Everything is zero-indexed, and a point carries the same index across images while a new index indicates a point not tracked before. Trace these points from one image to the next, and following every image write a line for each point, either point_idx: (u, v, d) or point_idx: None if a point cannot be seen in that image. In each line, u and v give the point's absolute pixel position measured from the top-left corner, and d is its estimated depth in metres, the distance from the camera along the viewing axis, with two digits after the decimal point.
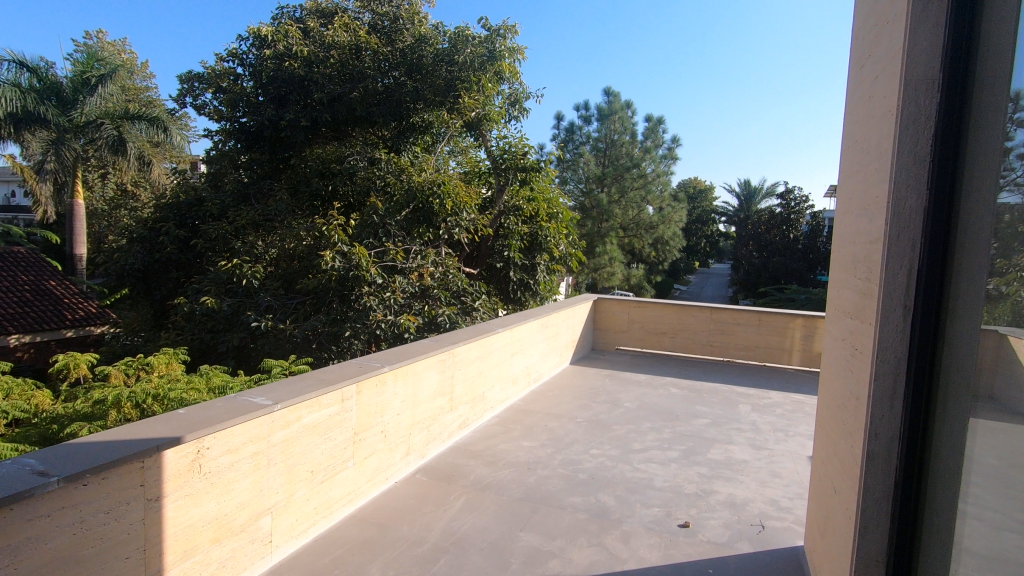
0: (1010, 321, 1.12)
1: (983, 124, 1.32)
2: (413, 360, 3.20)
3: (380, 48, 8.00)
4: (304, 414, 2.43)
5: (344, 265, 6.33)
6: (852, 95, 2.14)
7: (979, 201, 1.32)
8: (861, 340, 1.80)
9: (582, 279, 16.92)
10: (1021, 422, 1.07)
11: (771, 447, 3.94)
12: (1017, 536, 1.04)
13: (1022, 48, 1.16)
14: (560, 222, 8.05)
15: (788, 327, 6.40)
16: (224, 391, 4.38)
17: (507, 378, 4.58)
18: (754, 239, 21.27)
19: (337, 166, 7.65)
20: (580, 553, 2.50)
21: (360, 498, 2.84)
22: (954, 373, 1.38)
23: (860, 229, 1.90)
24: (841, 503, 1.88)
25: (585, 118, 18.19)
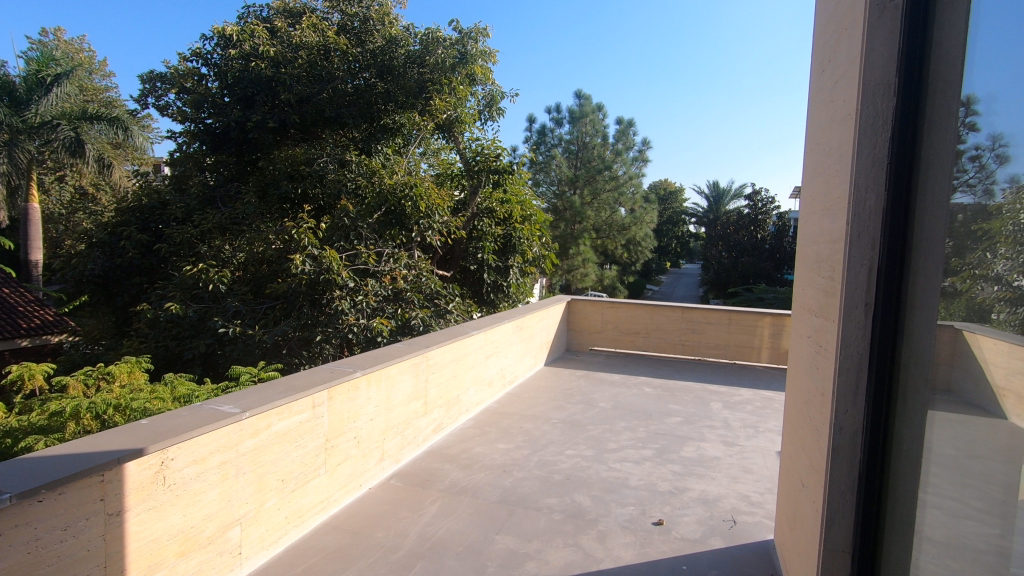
0: (965, 317, 1.17)
1: (937, 127, 1.38)
2: (386, 365, 3.16)
3: (349, 49, 7.92)
4: (274, 421, 2.38)
5: (315, 269, 6.23)
6: (815, 98, 2.20)
7: (935, 201, 1.37)
8: (825, 336, 1.85)
9: (556, 280, 17.01)
10: (979, 412, 1.12)
11: (742, 443, 4.02)
12: (975, 523, 1.08)
13: (973, 55, 1.21)
14: (534, 224, 8.05)
15: (757, 325, 6.54)
16: (190, 399, 4.28)
17: (482, 381, 4.57)
18: (723, 240, 21.71)
19: (306, 168, 7.55)
20: (556, 554, 2.51)
21: (332, 505, 2.79)
22: (914, 368, 1.43)
23: (823, 229, 1.96)
24: (809, 497, 1.92)
25: (556, 120, 18.34)
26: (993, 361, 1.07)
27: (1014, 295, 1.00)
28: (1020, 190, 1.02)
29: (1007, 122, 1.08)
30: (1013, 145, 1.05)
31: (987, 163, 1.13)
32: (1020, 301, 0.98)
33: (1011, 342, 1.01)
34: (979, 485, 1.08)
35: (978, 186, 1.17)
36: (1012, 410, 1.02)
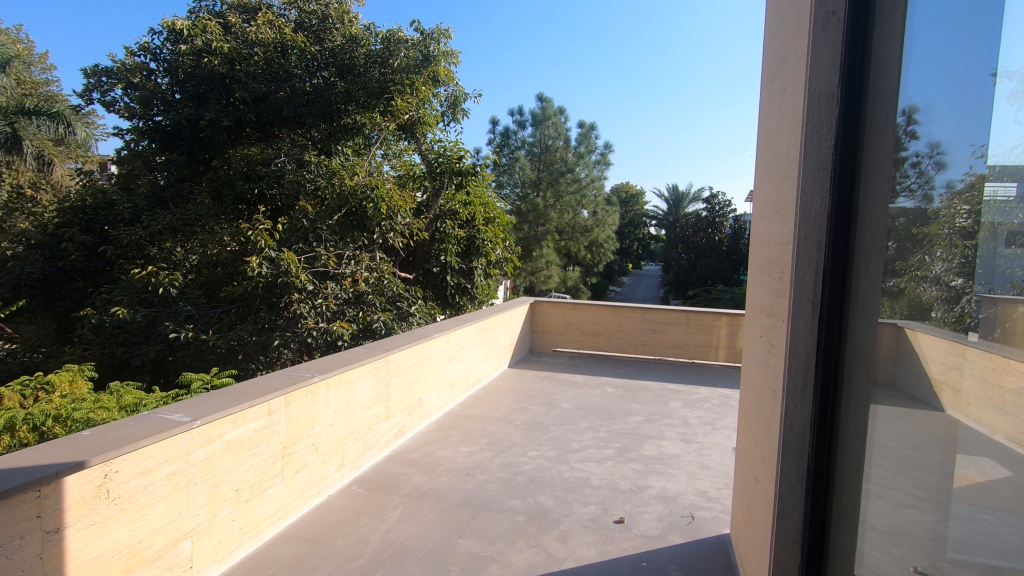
0: (906, 315, 1.23)
1: (878, 136, 1.45)
2: (346, 369, 3.11)
3: (307, 47, 7.72)
4: (227, 430, 2.30)
5: (271, 272, 6.04)
6: (765, 106, 2.28)
7: (876, 205, 1.44)
8: (776, 335, 1.91)
9: (519, 282, 17.08)
10: (920, 406, 1.18)
11: (700, 440, 4.12)
12: (914, 510, 1.14)
13: (912, 68, 1.28)
14: (497, 226, 8.06)
15: (714, 325, 6.72)
16: (137, 408, 4.10)
17: (445, 384, 4.54)
18: (682, 242, 22.24)
19: (263, 168, 7.34)
20: (519, 555, 2.51)
21: (290, 514, 2.72)
22: (858, 365, 1.49)
23: (774, 232, 2.02)
24: (762, 491, 1.98)
25: (519, 123, 18.40)
26: (931, 357, 1.13)
27: (951, 294, 1.06)
28: (956, 196, 1.08)
29: (944, 132, 1.14)
30: (949, 154, 1.12)
31: (926, 169, 1.19)
32: (955, 300, 1.05)
33: (946, 339, 1.08)
34: (921, 475, 1.13)
35: (918, 191, 1.23)
36: (950, 403, 1.07)
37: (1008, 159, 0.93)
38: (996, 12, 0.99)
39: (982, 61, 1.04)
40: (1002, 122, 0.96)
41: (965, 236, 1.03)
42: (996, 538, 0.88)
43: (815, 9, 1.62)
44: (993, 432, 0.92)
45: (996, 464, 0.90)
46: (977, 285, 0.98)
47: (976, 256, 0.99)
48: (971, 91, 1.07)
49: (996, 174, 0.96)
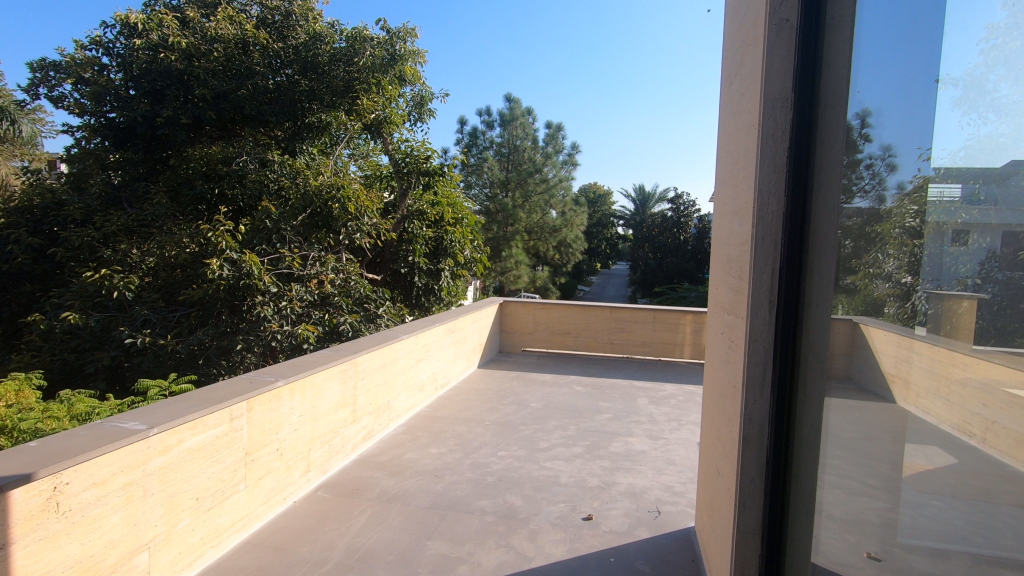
0: (861, 311, 1.28)
1: (831, 140, 1.50)
2: (311, 372, 3.05)
3: (270, 43, 7.56)
4: (186, 437, 2.23)
5: (233, 273, 5.89)
6: (724, 110, 2.34)
7: (830, 206, 1.49)
8: (736, 333, 1.96)
9: (489, 282, 17.06)
10: (874, 399, 1.23)
11: (666, 436, 4.20)
12: (869, 499, 1.18)
13: (864, 74, 1.33)
14: (465, 227, 8.04)
15: (679, 323, 6.85)
16: (90, 417, 3.94)
17: (413, 386, 4.51)
18: (649, 242, 22.60)
19: (223, 167, 7.14)
20: (488, 555, 2.51)
21: (254, 522, 2.66)
22: (814, 360, 1.54)
23: (733, 232, 2.08)
24: (725, 484, 2.03)
25: (487, 123, 18.38)
26: (884, 351, 1.18)
27: (902, 291, 1.11)
28: (906, 196, 1.13)
29: (894, 135, 1.19)
30: (900, 157, 1.17)
31: (879, 170, 1.24)
32: (906, 297, 1.10)
33: (898, 333, 1.12)
34: (875, 465, 1.18)
35: (872, 192, 1.27)
36: (901, 395, 1.12)
37: (952, 162, 0.98)
38: (941, 22, 1.04)
39: (928, 70, 1.09)
40: (946, 128, 1.02)
41: (914, 236, 1.08)
42: (944, 523, 0.92)
43: (769, 16, 1.66)
44: (941, 422, 0.97)
45: (945, 453, 0.95)
46: (924, 282, 1.03)
47: (924, 254, 1.04)
48: (918, 98, 1.12)
49: (940, 176, 1.01)
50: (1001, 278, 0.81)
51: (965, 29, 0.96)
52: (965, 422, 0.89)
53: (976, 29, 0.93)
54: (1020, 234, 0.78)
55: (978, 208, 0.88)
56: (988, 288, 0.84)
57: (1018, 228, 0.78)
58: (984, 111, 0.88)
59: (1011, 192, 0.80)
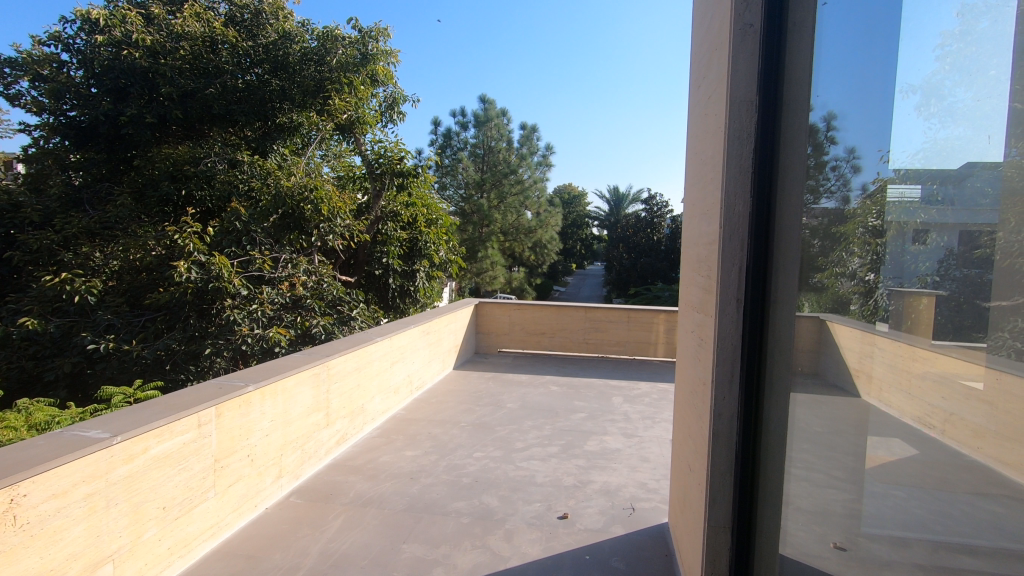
0: (829, 308, 1.31)
1: (794, 143, 1.54)
2: (282, 377, 3.00)
3: (238, 41, 7.40)
4: (152, 445, 2.17)
5: (202, 277, 5.74)
6: (693, 112, 2.38)
7: (795, 206, 1.52)
8: (706, 331, 1.99)
9: (465, 283, 17.00)
10: (840, 394, 1.26)
11: (640, 434, 4.25)
12: (836, 491, 1.22)
13: (829, 77, 1.37)
14: (440, 228, 8.00)
15: (653, 322, 6.93)
16: (50, 426, 3.82)
17: (388, 389, 4.47)
18: (623, 242, 22.83)
19: (191, 167, 6.96)
20: (464, 557, 2.51)
21: (224, 530, 2.60)
22: (781, 356, 1.58)
23: (702, 232, 2.12)
24: (696, 480, 2.06)
25: (461, 124, 18.35)
26: (848, 347, 1.22)
27: (865, 288, 1.15)
28: (870, 197, 1.17)
29: (858, 138, 1.23)
30: (863, 158, 1.20)
31: (844, 172, 1.28)
32: (869, 294, 1.13)
33: (862, 329, 1.16)
34: (841, 458, 1.22)
35: (837, 192, 1.31)
36: (865, 389, 1.16)
37: (912, 164, 1.01)
38: (900, 27, 1.08)
39: (889, 74, 1.12)
40: (904, 131, 1.05)
41: (876, 235, 1.12)
42: (905, 512, 0.95)
43: (734, 20, 1.69)
44: (903, 414, 1.00)
45: (906, 444, 0.98)
46: (886, 280, 1.06)
47: (886, 252, 1.07)
48: (879, 102, 1.16)
49: (900, 177, 1.05)
50: (958, 276, 0.82)
51: (925, 35, 0.98)
52: (925, 414, 0.92)
53: (931, 38, 0.96)
54: (976, 234, 0.80)
55: (937, 208, 0.90)
56: (946, 286, 0.85)
57: (973, 229, 0.80)
58: (943, 116, 0.90)
59: (966, 193, 0.82)
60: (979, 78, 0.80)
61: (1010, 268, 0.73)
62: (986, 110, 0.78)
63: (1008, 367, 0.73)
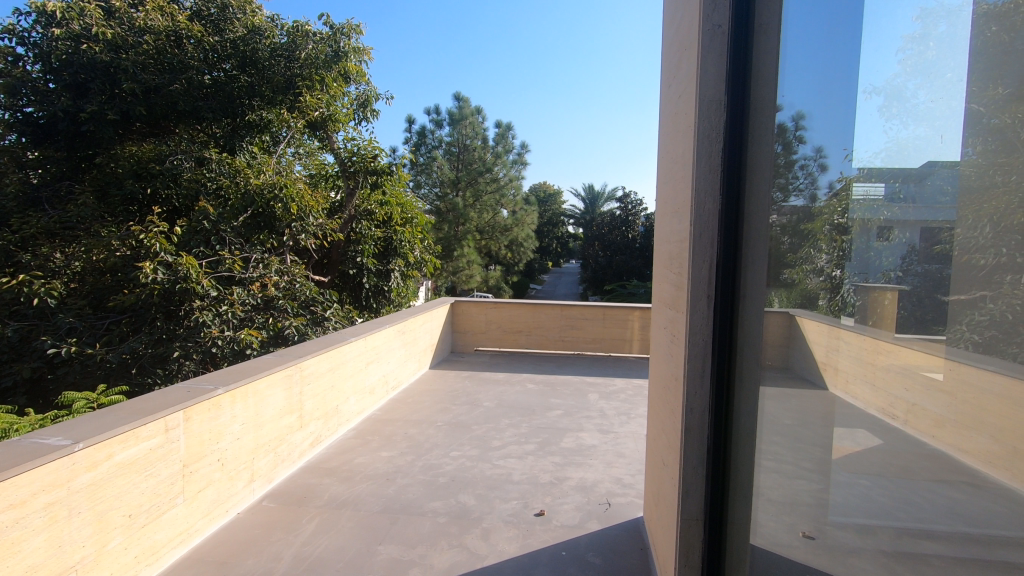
0: (798, 304, 1.34)
1: (762, 142, 1.57)
2: (253, 379, 2.95)
3: (205, 36, 7.22)
4: (116, 451, 2.11)
5: (169, 277, 5.59)
6: (664, 111, 2.41)
7: (763, 204, 1.56)
8: (677, 327, 2.03)
9: (441, 283, 16.87)
10: (808, 387, 1.29)
11: (616, 430, 4.29)
12: (805, 482, 1.25)
13: (795, 75, 1.41)
14: (415, 227, 7.96)
15: (628, 319, 7.00)
16: (8, 433, 3.69)
17: (363, 390, 4.42)
18: (599, 240, 22.99)
19: (156, 166, 6.76)
20: (440, 557, 2.50)
21: (194, 537, 2.54)
22: (751, 351, 1.61)
23: (673, 230, 2.15)
24: (669, 474, 2.09)
25: (435, 122, 18.27)
26: (816, 341, 1.25)
27: (832, 284, 1.18)
28: (836, 195, 1.19)
29: (824, 137, 1.26)
30: (829, 157, 1.23)
31: (812, 170, 1.30)
32: (836, 290, 1.17)
33: (830, 324, 1.20)
34: (809, 449, 1.25)
35: (805, 190, 1.33)
36: (832, 382, 1.19)
37: (874, 163, 1.04)
38: (861, 29, 1.11)
39: (853, 75, 1.15)
40: (867, 132, 1.08)
41: (842, 232, 1.15)
42: (870, 501, 0.98)
43: (703, 22, 1.73)
44: (868, 406, 1.03)
45: (870, 435, 1.01)
46: (852, 275, 1.09)
47: (852, 248, 1.10)
48: (844, 103, 1.18)
49: (864, 176, 1.08)
50: (919, 271, 0.84)
51: (886, 40, 1.01)
52: (889, 405, 0.94)
53: (892, 41, 0.99)
54: (936, 231, 0.82)
55: (900, 206, 0.93)
56: (909, 281, 0.87)
57: (934, 226, 0.82)
58: (904, 117, 0.93)
59: (927, 191, 0.84)
60: (938, 79, 0.83)
61: (968, 263, 0.75)
62: (944, 111, 0.81)
63: (966, 359, 0.75)
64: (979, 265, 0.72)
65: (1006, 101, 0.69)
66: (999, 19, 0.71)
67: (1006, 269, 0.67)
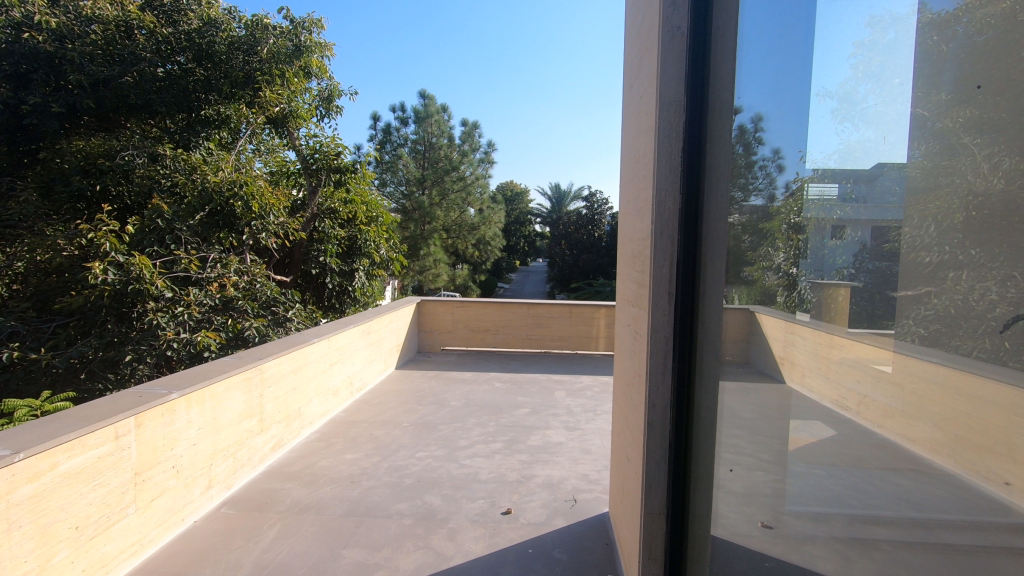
0: (757, 300, 1.38)
1: (720, 144, 1.61)
2: (210, 382, 2.86)
3: (157, 27, 6.96)
4: (61, 460, 2.01)
5: (120, 278, 5.38)
6: (626, 110, 2.44)
7: (722, 202, 1.59)
8: (639, 324, 2.06)
9: (407, 282, 16.66)
10: (766, 380, 1.33)
11: (582, 427, 4.34)
12: (763, 473, 1.28)
13: (752, 75, 1.45)
14: (380, 226, 7.89)
15: (594, 317, 7.07)
16: None
17: (326, 391, 4.34)
18: (566, 239, 23.19)
19: (105, 161, 6.48)
20: (406, 559, 2.47)
21: (147, 548, 2.45)
22: (711, 346, 1.65)
23: (635, 228, 2.18)
24: (633, 469, 2.12)
25: (400, 120, 18.09)
26: (773, 336, 1.29)
27: (788, 281, 1.22)
28: (792, 195, 1.23)
29: (781, 138, 1.29)
30: (786, 158, 1.26)
31: (770, 171, 1.33)
32: (792, 287, 1.20)
33: (786, 320, 1.24)
34: (767, 441, 1.28)
35: (764, 189, 1.36)
36: (788, 376, 1.23)
37: (827, 164, 1.07)
38: (814, 32, 1.14)
39: (806, 78, 1.19)
40: (820, 133, 1.12)
41: (798, 231, 1.18)
42: (825, 490, 1.01)
43: (662, 23, 1.76)
44: (822, 398, 1.06)
45: (825, 426, 1.04)
46: (807, 273, 1.13)
47: (807, 246, 1.13)
48: (798, 104, 1.22)
49: (818, 176, 1.11)
50: (871, 269, 0.88)
51: (837, 45, 1.05)
52: (841, 398, 0.97)
53: (842, 47, 1.03)
54: (885, 230, 0.85)
55: (852, 206, 0.96)
56: (861, 278, 0.91)
57: (884, 225, 0.85)
58: (855, 120, 0.96)
59: (877, 192, 0.87)
60: (886, 84, 0.85)
61: (914, 260, 0.78)
62: (891, 114, 0.84)
63: (914, 352, 0.78)
64: (925, 262, 0.75)
65: (947, 105, 0.72)
66: (942, 28, 0.74)
67: (949, 266, 0.70)
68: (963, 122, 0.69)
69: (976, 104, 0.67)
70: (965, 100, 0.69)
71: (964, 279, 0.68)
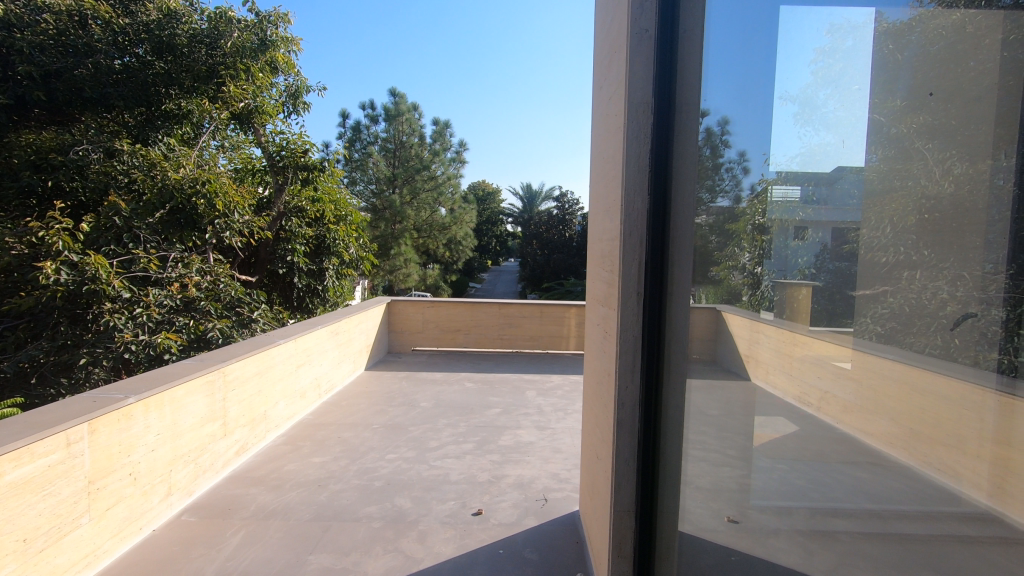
0: (724, 299, 1.40)
1: (687, 145, 1.63)
2: (170, 385, 2.77)
3: (114, 18, 6.72)
4: (7, 470, 1.91)
5: (74, 278, 5.18)
6: (595, 111, 2.45)
7: (689, 202, 1.61)
8: (609, 323, 2.07)
9: (378, 281, 16.45)
10: (732, 377, 1.35)
11: (553, 426, 4.36)
12: (730, 468, 1.30)
13: (717, 78, 1.47)
14: (350, 225, 7.75)
15: (565, 316, 7.12)
16: None
17: (293, 393, 4.24)
18: (537, 239, 23.28)
19: (58, 156, 6.22)
20: (375, 562, 2.44)
21: (102, 559, 2.35)
22: (678, 344, 1.67)
23: (605, 229, 2.19)
24: (603, 467, 2.14)
25: (369, 118, 17.87)
26: (738, 334, 1.32)
27: (753, 279, 1.25)
28: (757, 196, 1.25)
29: (746, 141, 1.32)
30: (751, 160, 1.29)
31: (736, 173, 1.36)
32: (756, 285, 1.23)
33: (751, 318, 1.26)
34: (734, 437, 1.30)
35: (730, 190, 1.39)
36: (753, 373, 1.25)
37: (790, 166, 1.10)
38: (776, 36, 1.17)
39: (769, 82, 1.21)
40: (783, 136, 1.14)
41: (762, 231, 1.21)
42: (789, 484, 1.03)
43: (631, 25, 1.78)
44: (785, 395, 1.08)
45: (788, 422, 1.06)
46: (771, 273, 1.15)
47: (771, 247, 1.16)
48: (762, 106, 1.25)
49: (781, 179, 1.14)
50: (832, 268, 0.90)
51: (798, 51, 1.07)
52: (804, 393, 0.99)
53: (803, 52, 1.05)
54: (845, 231, 0.87)
55: (813, 208, 0.99)
56: (822, 278, 0.93)
57: (844, 227, 0.87)
58: (816, 124, 0.98)
59: (838, 194, 0.89)
60: (846, 90, 0.88)
61: (871, 261, 0.80)
62: (850, 120, 0.86)
63: (871, 349, 0.80)
64: (881, 262, 0.78)
65: (902, 110, 0.75)
66: (897, 37, 0.77)
67: (903, 266, 0.73)
68: (916, 128, 0.72)
69: (928, 111, 0.70)
70: (918, 106, 0.72)
71: (919, 279, 0.70)
